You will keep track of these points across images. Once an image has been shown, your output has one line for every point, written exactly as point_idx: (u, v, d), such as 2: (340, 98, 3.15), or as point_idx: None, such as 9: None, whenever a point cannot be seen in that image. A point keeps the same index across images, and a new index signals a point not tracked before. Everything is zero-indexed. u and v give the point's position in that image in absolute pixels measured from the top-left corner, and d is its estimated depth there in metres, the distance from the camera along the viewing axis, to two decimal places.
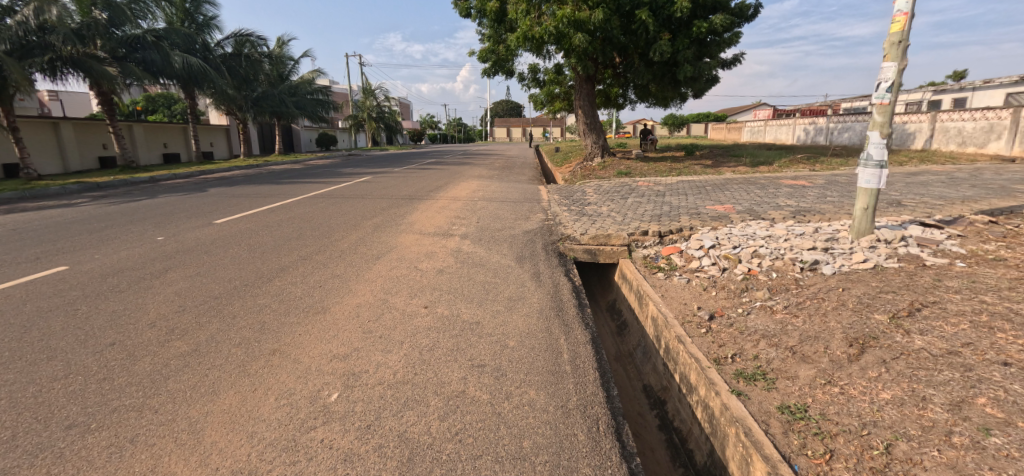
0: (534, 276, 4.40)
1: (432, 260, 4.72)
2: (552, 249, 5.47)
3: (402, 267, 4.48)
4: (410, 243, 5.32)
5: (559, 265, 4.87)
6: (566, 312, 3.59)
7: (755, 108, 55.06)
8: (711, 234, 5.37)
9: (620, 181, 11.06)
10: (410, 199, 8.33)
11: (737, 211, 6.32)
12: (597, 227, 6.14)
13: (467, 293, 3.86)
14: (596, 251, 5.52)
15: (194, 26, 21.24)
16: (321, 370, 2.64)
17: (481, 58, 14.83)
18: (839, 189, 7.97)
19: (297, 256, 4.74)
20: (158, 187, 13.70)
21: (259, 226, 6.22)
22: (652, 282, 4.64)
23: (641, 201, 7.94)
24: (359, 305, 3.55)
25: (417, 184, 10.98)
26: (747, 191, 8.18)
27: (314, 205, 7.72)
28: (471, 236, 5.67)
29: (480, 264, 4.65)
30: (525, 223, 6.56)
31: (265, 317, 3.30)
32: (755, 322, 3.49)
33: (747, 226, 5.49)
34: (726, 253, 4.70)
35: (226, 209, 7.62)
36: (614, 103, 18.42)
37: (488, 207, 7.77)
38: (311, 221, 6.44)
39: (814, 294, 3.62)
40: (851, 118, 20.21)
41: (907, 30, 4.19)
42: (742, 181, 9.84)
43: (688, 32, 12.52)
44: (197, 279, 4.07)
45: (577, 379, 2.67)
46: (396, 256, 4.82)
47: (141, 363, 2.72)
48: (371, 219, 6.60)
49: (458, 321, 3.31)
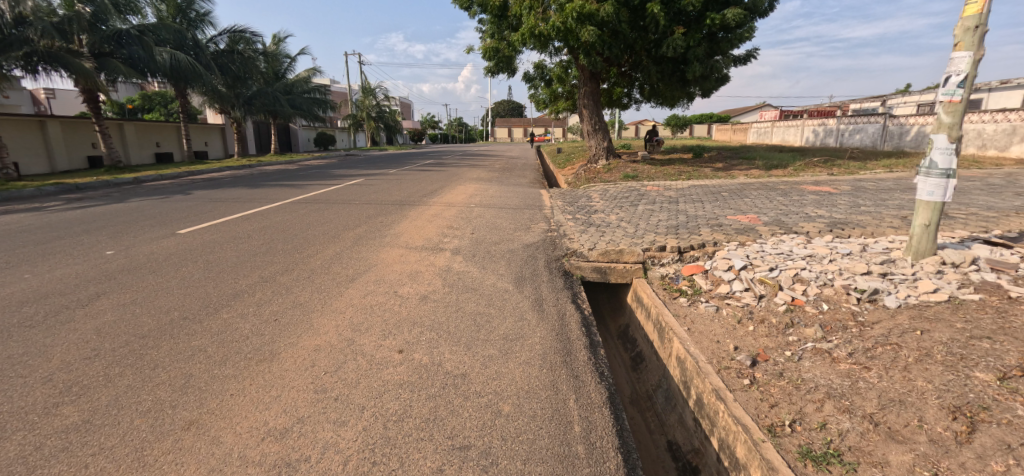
0: (535, 305, 3.69)
1: (417, 282, 4.02)
2: (555, 267, 4.76)
3: (381, 292, 3.78)
4: (392, 261, 4.61)
5: (564, 288, 4.16)
6: (576, 357, 2.90)
7: (760, 109, 54.28)
8: (739, 251, 4.65)
9: (627, 185, 10.37)
10: (400, 206, 7.62)
11: (764, 223, 5.62)
12: (607, 240, 5.42)
13: (455, 330, 3.14)
14: (606, 270, 4.79)
15: (186, 21, 20.57)
16: (246, 458, 1.94)
17: (484, 57, 14.05)
18: (871, 197, 7.25)
19: (258, 278, 4.05)
20: (141, 189, 13.06)
21: (226, 237, 5.53)
22: (674, 310, 3.94)
23: (652, 208, 7.25)
24: (317, 348, 2.84)
25: (409, 188, 10.26)
26: (768, 199, 7.47)
27: (295, 212, 7.02)
28: (463, 252, 4.99)
29: (471, 289, 3.94)
30: (525, 235, 5.85)
31: (194, 369, 2.59)
32: (813, 374, 2.79)
33: (781, 242, 4.79)
34: (761, 277, 4.00)
35: (199, 216, 6.94)
36: (618, 104, 17.73)
37: (484, 215, 7.06)
38: (286, 233, 5.73)
39: (884, 338, 2.90)
40: (863, 119, 19.51)
41: (985, 13, 3.48)
42: (760, 186, 9.15)
43: (700, 28, 11.84)
44: (128, 311, 3.37)
45: (592, 470, 1.96)
46: (374, 277, 4.11)
47: (5, 443, 2.03)
48: (353, 230, 5.90)
49: (438, 373, 2.60)
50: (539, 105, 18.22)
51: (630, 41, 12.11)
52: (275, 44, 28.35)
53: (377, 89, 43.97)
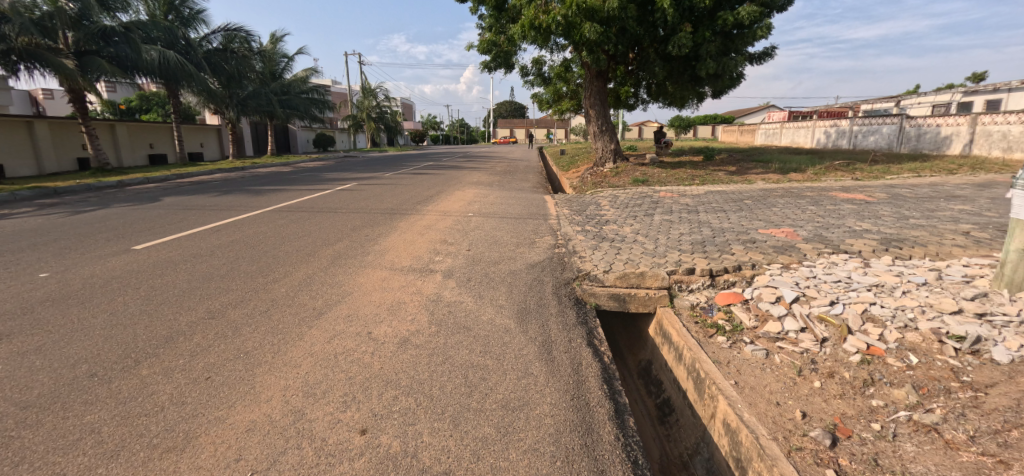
0: (542, 352, 2.94)
1: (398, 319, 3.29)
2: (566, 294, 4.00)
3: (352, 334, 3.03)
4: (372, 288, 3.87)
5: (578, 324, 3.43)
6: (599, 439, 2.16)
7: (767, 110, 53.40)
8: (785, 276, 3.90)
9: (637, 191, 9.67)
10: (391, 215, 6.92)
11: (805, 239, 4.87)
12: (624, 259, 4.68)
13: (438, 395, 2.40)
14: (626, 297, 4.04)
15: (178, 19, 19.91)
16: None
17: (481, 49, 13.30)
18: (914, 207, 6.49)
19: (204, 313, 3.32)
20: (123, 193, 12.41)
21: (185, 255, 4.81)
22: (713, 352, 3.21)
23: (671, 219, 6.51)
24: (250, 428, 2.11)
25: (404, 194, 9.53)
26: (799, 208, 6.71)
27: (271, 223, 6.28)
28: (458, 274, 4.28)
29: (463, 328, 3.18)
30: (528, 252, 5.11)
31: (71, 467, 1.87)
32: (925, 467, 2.05)
33: (833, 265, 4.03)
34: (820, 313, 3.26)
35: (165, 228, 6.22)
36: (624, 104, 16.98)
37: (482, 227, 6.31)
38: (255, 249, 4.99)
39: (1018, 417, 2.16)
40: (878, 119, 18.69)
41: None
42: (784, 192, 8.40)
43: (712, 24, 11.11)
44: (22, 365, 2.65)
45: None
46: (346, 312, 3.37)
47: None
48: (333, 246, 5.16)
49: (411, 472, 1.87)
50: (542, 105, 17.50)
51: (638, 37, 11.39)
52: (272, 43, 27.69)
53: (378, 89, 43.25)
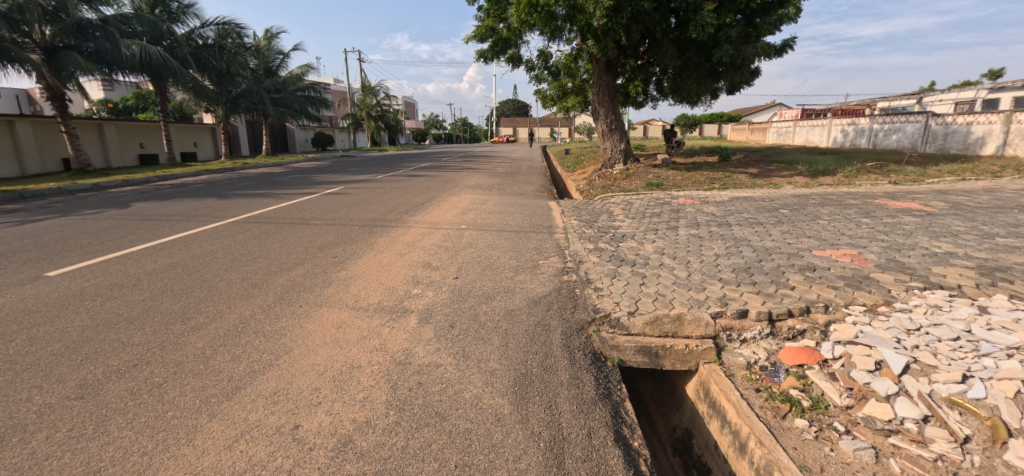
0: (551, 463, 1.95)
1: (344, 399, 2.30)
2: (579, 346, 3.01)
3: (270, 430, 2.07)
4: (321, 341, 2.88)
5: (597, 399, 2.44)
6: None
7: (776, 109, 51.89)
8: (876, 328, 2.91)
9: (653, 196, 8.70)
10: (370, 228, 6.00)
11: (879, 266, 3.89)
12: (652, 294, 3.68)
13: None
14: (658, 352, 3.04)
15: (166, 14, 18.93)
16: None
17: (478, 37, 12.30)
18: (988, 220, 5.48)
19: (71, 390, 2.35)
20: (93, 197, 11.46)
21: (100, 286, 3.83)
22: (799, 445, 2.19)
23: (699, 234, 5.51)
24: None
25: (392, 200, 8.60)
26: (850, 221, 5.70)
27: (227, 240, 5.31)
28: (439, 315, 3.32)
29: (435, 416, 2.20)
30: (530, 281, 4.11)
31: None
32: None
33: (935, 311, 3.05)
34: (951, 395, 2.27)
35: (102, 245, 5.24)
36: (633, 100, 15.98)
37: (475, 244, 5.35)
38: (192, 277, 4.04)
39: None
40: (901, 117, 17.54)
41: None
42: (824, 199, 7.37)
43: (736, 6, 10.00)
44: None
45: None
46: (272, 387, 2.39)
47: None
48: (289, 272, 4.19)
49: None
50: (546, 101, 16.47)
51: (651, 25, 10.35)
52: (267, 39, 26.82)
53: (378, 88, 42.19)
